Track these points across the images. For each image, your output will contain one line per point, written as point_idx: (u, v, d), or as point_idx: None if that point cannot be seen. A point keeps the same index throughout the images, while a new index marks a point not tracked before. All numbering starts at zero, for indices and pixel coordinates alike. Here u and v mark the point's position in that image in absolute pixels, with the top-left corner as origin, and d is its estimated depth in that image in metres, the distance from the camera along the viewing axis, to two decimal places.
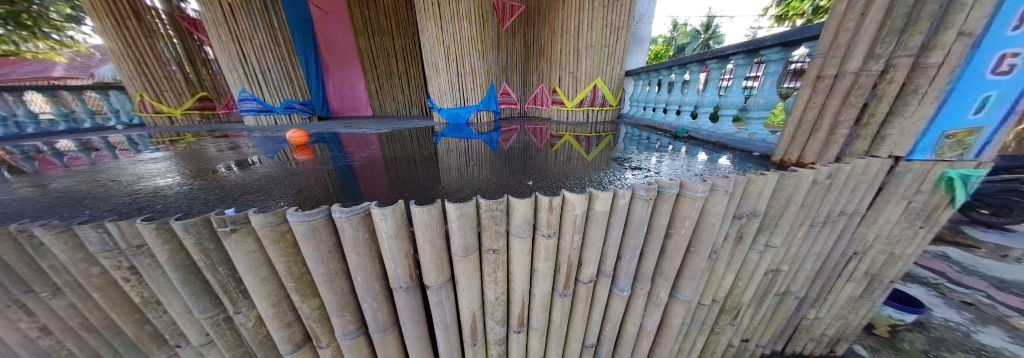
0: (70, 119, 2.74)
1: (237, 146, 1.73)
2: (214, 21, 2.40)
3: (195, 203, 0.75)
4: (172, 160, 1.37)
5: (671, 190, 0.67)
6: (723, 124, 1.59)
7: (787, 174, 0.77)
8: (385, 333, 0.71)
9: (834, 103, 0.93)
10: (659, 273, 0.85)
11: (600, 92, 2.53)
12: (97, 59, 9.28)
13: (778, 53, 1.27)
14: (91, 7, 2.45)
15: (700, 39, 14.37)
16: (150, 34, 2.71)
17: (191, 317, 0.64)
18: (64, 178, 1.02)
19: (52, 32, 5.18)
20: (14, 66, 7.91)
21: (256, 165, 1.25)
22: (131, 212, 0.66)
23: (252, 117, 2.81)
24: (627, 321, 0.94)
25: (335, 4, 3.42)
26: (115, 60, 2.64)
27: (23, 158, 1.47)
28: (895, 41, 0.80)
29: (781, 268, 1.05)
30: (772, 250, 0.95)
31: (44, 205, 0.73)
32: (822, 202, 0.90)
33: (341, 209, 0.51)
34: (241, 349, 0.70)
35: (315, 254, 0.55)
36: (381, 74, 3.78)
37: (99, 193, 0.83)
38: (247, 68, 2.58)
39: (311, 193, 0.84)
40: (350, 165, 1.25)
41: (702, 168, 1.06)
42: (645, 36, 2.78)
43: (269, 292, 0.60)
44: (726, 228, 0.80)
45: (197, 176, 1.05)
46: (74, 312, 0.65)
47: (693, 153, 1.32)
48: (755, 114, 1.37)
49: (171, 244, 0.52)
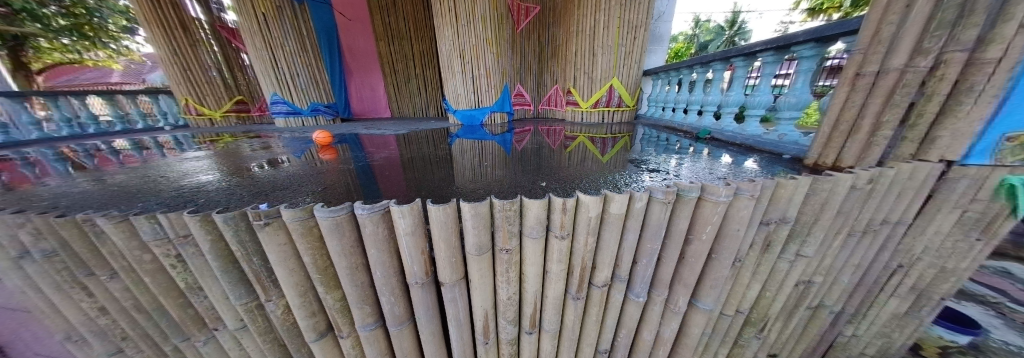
0: (125, 121, 3.03)
1: (269, 146, 1.86)
2: (249, 29, 2.57)
3: (232, 197, 0.81)
4: (211, 158, 1.50)
5: (691, 193, 0.64)
6: (749, 125, 1.50)
7: (821, 179, 0.72)
8: (401, 327, 0.73)
9: (875, 103, 0.84)
10: (678, 280, 0.81)
11: (616, 93, 2.48)
12: (147, 66, 10.18)
13: (811, 49, 1.17)
14: (145, 19, 2.71)
15: (724, 36, 13.70)
16: (194, 43, 2.97)
17: (227, 303, 0.69)
18: (119, 175, 1.13)
19: (110, 41, 5.85)
20: (80, 74, 9.04)
21: (285, 164, 1.33)
22: (178, 205, 0.73)
23: (282, 119, 2.98)
24: (643, 328, 0.92)
25: (357, 11, 3.57)
26: (165, 67, 2.91)
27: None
28: (947, 34, 0.71)
29: (814, 279, 0.98)
30: (804, 260, 0.89)
31: (101, 197, 0.82)
32: (862, 210, 0.83)
33: (364, 205, 0.54)
34: (271, 335, 0.75)
35: (338, 247, 0.58)
36: (399, 77, 3.91)
37: (149, 188, 0.92)
38: (278, 73, 2.75)
39: (334, 191, 0.89)
40: (369, 165, 1.30)
41: (726, 171, 1.01)
42: (665, 34, 2.68)
43: (296, 283, 0.63)
44: (752, 235, 0.76)
45: (233, 173, 1.14)
46: (127, 295, 0.72)
47: (715, 156, 1.26)
48: (785, 115, 1.28)
49: (212, 235, 0.57)
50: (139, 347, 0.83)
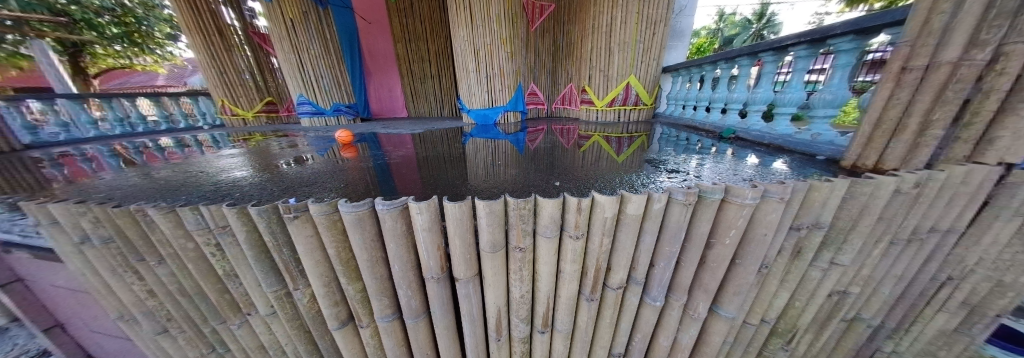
0: (169, 121, 3.31)
1: (295, 144, 1.97)
2: (278, 34, 2.73)
3: (264, 192, 0.87)
4: (244, 156, 1.61)
5: (714, 195, 0.61)
6: (779, 123, 1.41)
7: (860, 181, 0.67)
8: (417, 320, 0.75)
9: (923, 99, 0.74)
10: (698, 285, 0.78)
11: (633, 91, 2.41)
12: (188, 70, 11.04)
13: (850, 42, 1.08)
14: (187, 27, 2.94)
15: (751, 29, 12.96)
16: (230, 48, 3.18)
17: (260, 290, 0.74)
18: (164, 170, 1.24)
19: (156, 48, 6.42)
20: (131, 78, 9.96)
21: (309, 161, 1.40)
22: (217, 198, 0.79)
23: (307, 119, 3.15)
24: (659, 333, 0.89)
25: (377, 14, 3.70)
26: (205, 70, 3.15)
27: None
28: (1007, 24, 0.61)
29: (850, 290, 0.91)
30: (838, 269, 0.83)
31: (150, 190, 0.90)
32: (907, 216, 0.76)
33: (384, 201, 0.56)
34: (297, 321, 0.79)
35: (360, 241, 0.61)
36: (415, 78, 4.01)
37: (190, 182, 0.99)
38: (304, 75, 2.90)
39: (355, 187, 0.93)
40: (387, 163, 1.34)
41: (752, 172, 0.96)
42: (686, 29, 2.57)
43: (321, 273, 0.67)
44: (780, 241, 0.72)
45: (263, 170, 1.21)
46: (173, 279, 0.79)
47: (740, 156, 1.20)
48: (819, 112, 1.19)
49: (247, 226, 0.62)
50: (183, 327, 0.91)
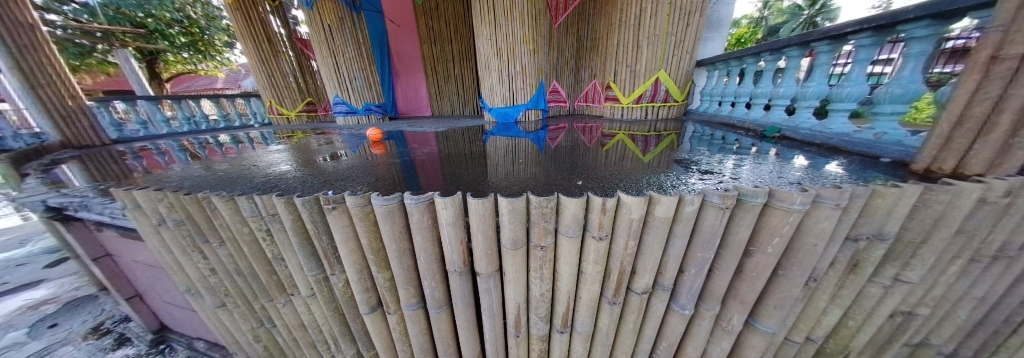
0: (227, 119, 3.71)
1: (331, 141, 2.12)
2: (318, 40, 2.97)
3: (305, 184, 0.95)
4: (288, 151, 1.76)
5: (756, 199, 0.56)
6: (834, 121, 1.26)
7: (937, 188, 0.57)
8: (440, 310, 0.78)
9: (1020, 94, 0.59)
10: (734, 295, 0.73)
11: (662, 86, 2.28)
12: (241, 74, 12.32)
13: (926, 28, 0.93)
14: (243, 35, 3.28)
15: (801, 16, 11.63)
16: (277, 54, 3.49)
17: (302, 274, 0.81)
18: (222, 164, 1.39)
19: (216, 55, 7.25)
20: (196, 81, 11.30)
21: (344, 157, 1.50)
22: (266, 189, 0.88)
23: (343, 118, 3.38)
24: (686, 343, 0.84)
25: (405, 18, 3.87)
26: (256, 74, 3.49)
27: (29, 136, 2.33)
28: None
29: (917, 311, 0.80)
30: (904, 287, 0.73)
31: (213, 181, 1.02)
32: (997, 231, 0.65)
33: (412, 196, 0.59)
34: (333, 304, 0.86)
35: (390, 232, 0.64)
36: (440, 77, 4.13)
37: (244, 175, 1.11)
38: (340, 77, 3.12)
39: (384, 182, 0.98)
40: (413, 160, 1.40)
41: (800, 175, 0.87)
42: (726, 19, 2.37)
43: (355, 261, 0.72)
44: (833, 252, 0.65)
45: (304, 165, 1.33)
46: (231, 260, 0.89)
47: (785, 157, 1.09)
48: (885, 109, 1.04)
49: (292, 215, 0.68)
50: (237, 302, 1.03)
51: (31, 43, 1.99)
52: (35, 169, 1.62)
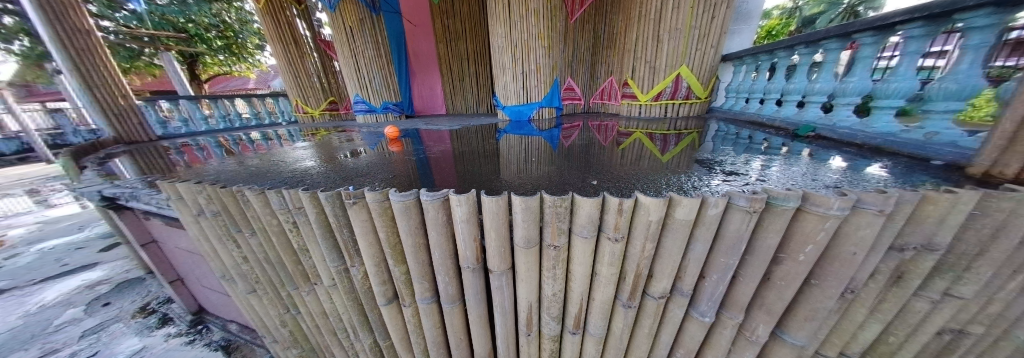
0: (258, 118, 3.95)
1: (352, 139, 2.20)
2: (340, 41, 3.10)
3: (328, 180, 0.99)
4: (313, 148, 1.85)
5: (788, 203, 0.52)
6: (878, 119, 1.15)
7: (997, 195, 0.50)
8: (453, 305, 0.79)
9: None
10: (759, 304, 0.69)
11: (684, 83, 2.18)
12: (270, 75, 13.08)
13: (988, 16, 0.83)
14: (273, 38, 3.47)
15: (842, 6, 10.68)
16: (303, 55, 3.67)
17: (324, 265, 0.85)
18: (253, 159, 1.49)
19: (249, 57, 7.75)
20: (230, 81, 12.13)
21: (363, 154, 1.56)
22: (292, 184, 0.93)
23: (362, 116, 3.51)
24: (705, 351, 0.81)
25: (421, 17, 3.94)
26: (284, 74, 3.69)
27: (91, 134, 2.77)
28: None
29: (971, 330, 0.73)
30: (956, 303, 0.66)
31: (245, 175, 1.10)
32: None
33: (427, 193, 0.60)
34: (352, 294, 0.90)
35: (407, 227, 0.66)
36: (455, 76, 4.17)
37: (272, 170, 1.18)
38: (360, 76, 3.24)
39: (401, 179, 1.00)
40: (428, 157, 1.43)
41: (838, 177, 0.80)
42: (755, 10, 2.23)
43: (374, 254, 0.74)
44: (875, 262, 0.59)
45: (327, 161, 1.39)
46: (261, 249, 0.95)
47: (820, 158, 1.01)
48: (937, 106, 0.94)
49: (316, 209, 0.71)
50: (266, 289, 1.10)
51: (87, 47, 2.20)
52: (93, 162, 1.80)
